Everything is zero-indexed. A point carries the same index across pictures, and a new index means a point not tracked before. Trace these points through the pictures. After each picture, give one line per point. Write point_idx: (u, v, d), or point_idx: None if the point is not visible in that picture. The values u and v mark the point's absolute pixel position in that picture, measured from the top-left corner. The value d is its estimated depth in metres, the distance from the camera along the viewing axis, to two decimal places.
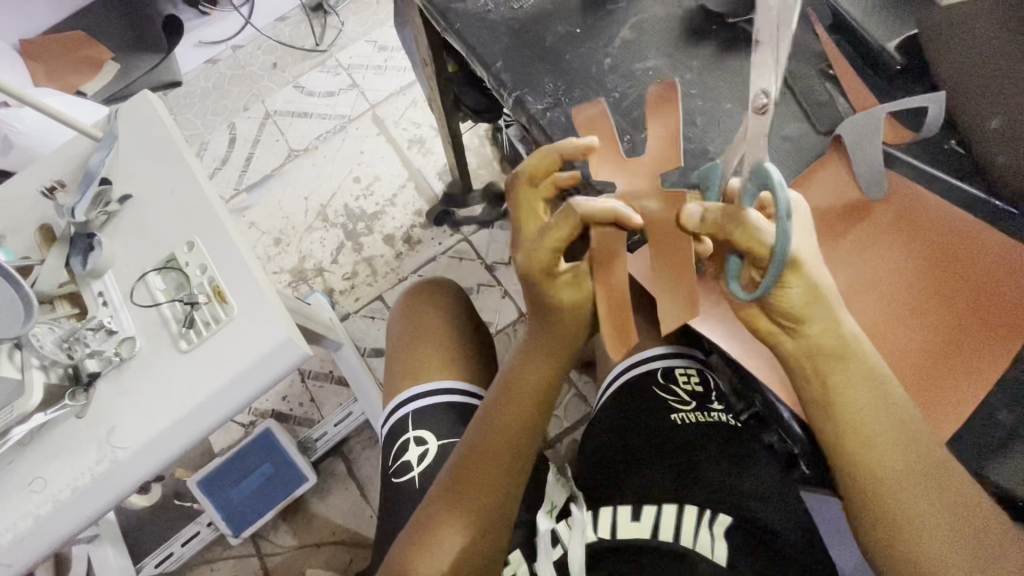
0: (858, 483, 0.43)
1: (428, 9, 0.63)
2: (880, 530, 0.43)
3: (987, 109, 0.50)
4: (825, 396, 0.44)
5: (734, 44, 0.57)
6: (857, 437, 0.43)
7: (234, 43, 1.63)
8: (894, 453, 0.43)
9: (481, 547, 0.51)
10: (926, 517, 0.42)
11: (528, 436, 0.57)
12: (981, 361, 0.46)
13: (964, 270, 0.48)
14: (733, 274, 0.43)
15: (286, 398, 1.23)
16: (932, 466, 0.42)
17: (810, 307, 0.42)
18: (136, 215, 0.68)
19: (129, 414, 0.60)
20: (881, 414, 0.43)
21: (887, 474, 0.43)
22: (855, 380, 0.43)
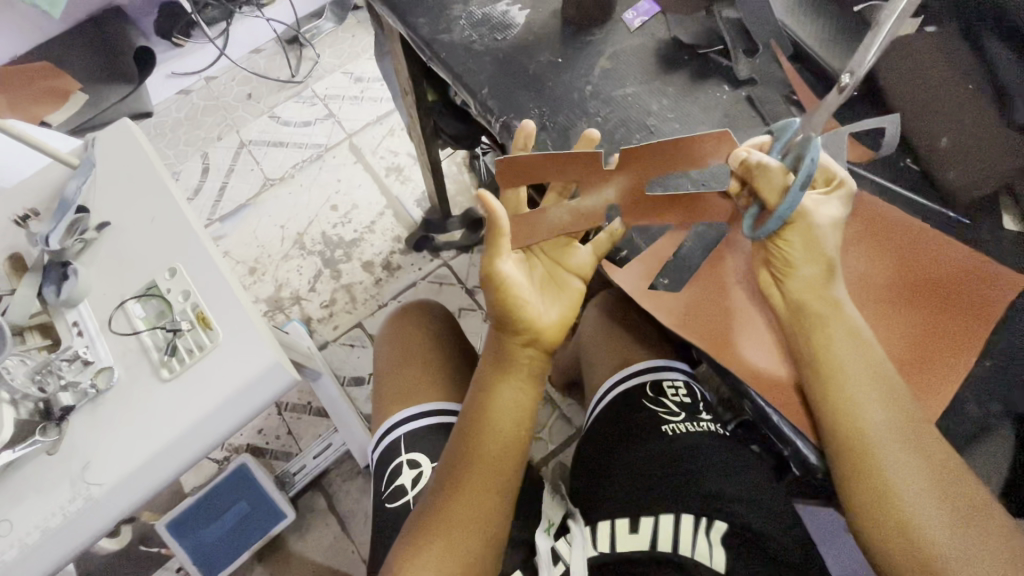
0: (845, 451, 0.44)
1: (413, 38, 0.65)
2: (867, 497, 0.43)
3: (937, 128, 0.52)
4: (813, 368, 0.46)
5: (707, 73, 0.59)
6: (842, 405, 0.45)
7: (208, 74, 1.64)
8: (880, 423, 0.44)
9: (480, 560, 0.49)
10: (910, 481, 0.43)
11: (509, 450, 0.53)
12: (961, 345, 0.47)
13: (938, 259, 0.50)
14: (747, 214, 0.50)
15: (262, 432, 1.19)
16: (914, 435, 0.44)
17: (807, 264, 0.47)
18: (116, 242, 0.67)
19: (105, 448, 0.57)
20: (863, 382, 0.45)
21: (872, 439, 0.44)
22: (839, 345, 0.46)
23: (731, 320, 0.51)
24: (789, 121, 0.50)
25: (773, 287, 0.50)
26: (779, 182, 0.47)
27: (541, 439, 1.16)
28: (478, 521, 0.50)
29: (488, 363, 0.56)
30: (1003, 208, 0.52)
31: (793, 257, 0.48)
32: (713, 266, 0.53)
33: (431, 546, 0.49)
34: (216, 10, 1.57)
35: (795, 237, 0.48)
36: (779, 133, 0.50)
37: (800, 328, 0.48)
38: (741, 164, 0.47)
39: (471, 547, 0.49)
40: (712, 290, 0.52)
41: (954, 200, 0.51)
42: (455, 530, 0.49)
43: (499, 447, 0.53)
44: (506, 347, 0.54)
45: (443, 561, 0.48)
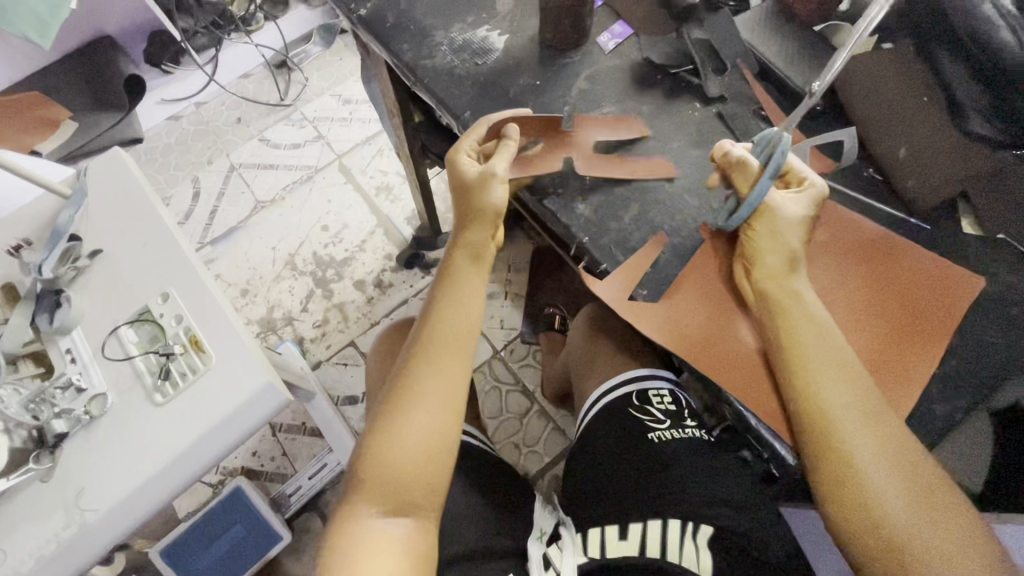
0: (809, 430, 0.46)
1: (397, 65, 0.68)
2: (832, 474, 0.44)
3: (895, 139, 0.54)
4: (781, 355, 0.48)
5: (680, 91, 0.62)
6: (806, 386, 0.47)
7: (198, 99, 1.67)
8: (843, 403, 0.46)
9: (441, 441, 0.52)
10: (873, 459, 0.44)
11: (463, 332, 0.56)
12: (920, 339, 0.49)
13: (900, 260, 0.52)
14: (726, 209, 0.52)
15: (256, 454, 1.19)
16: (878, 416, 0.45)
17: (773, 254, 0.50)
18: (108, 269, 0.68)
19: (99, 474, 0.58)
20: (827, 365, 0.47)
21: (835, 418, 0.45)
22: (804, 334, 0.48)
23: (709, 323, 0.52)
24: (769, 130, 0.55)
25: (744, 280, 0.52)
26: (753, 173, 0.51)
27: (535, 452, 1.19)
28: (437, 403, 0.53)
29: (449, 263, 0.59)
30: (961, 218, 0.53)
31: (760, 247, 0.50)
32: (694, 272, 0.54)
33: (393, 429, 0.52)
34: (204, 37, 1.59)
35: (763, 228, 0.51)
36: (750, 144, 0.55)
37: (767, 316, 0.49)
38: (722, 154, 0.53)
39: (432, 430, 0.52)
40: (696, 299, 0.53)
41: (915, 206, 0.54)
42: (415, 414, 0.52)
43: (457, 341, 0.55)
44: (468, 240, 0.58)
45: (405, 441, 0.51)
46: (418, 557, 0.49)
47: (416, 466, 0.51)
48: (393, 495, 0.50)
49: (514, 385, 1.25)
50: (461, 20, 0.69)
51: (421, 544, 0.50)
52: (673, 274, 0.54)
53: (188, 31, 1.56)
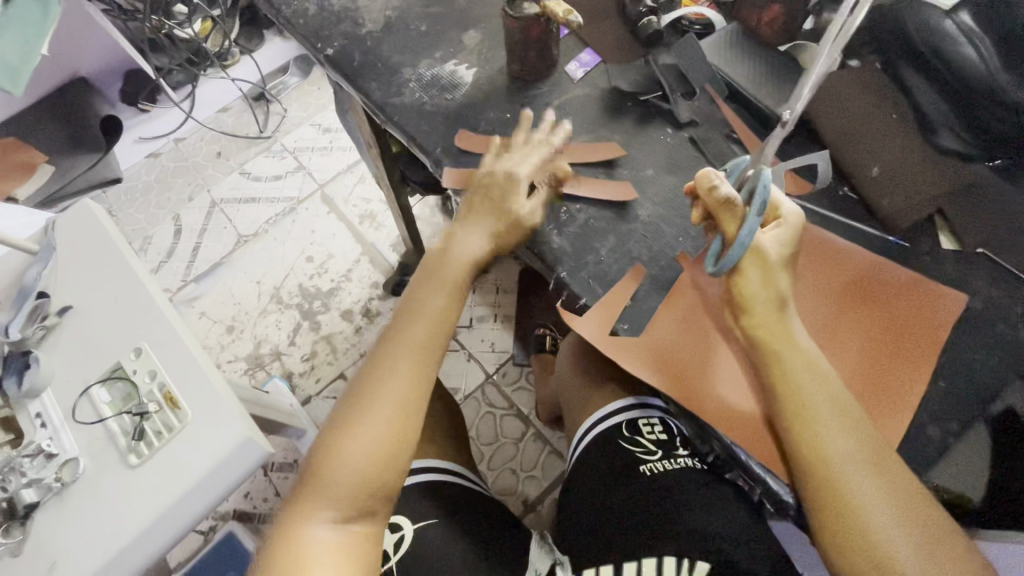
0: (810, 478, 0.44)
1: (367, 103, 0.67)
2: (836, 521, 0.43)
3: (866, 158, 0.54)
4: (778, 402, 0.46)
5: (651, 117, 0.61)
6: (806, 430, 0.45)
7: (177, 136, 1.64)
8: (847, 451, 0.44)
9: (401, 429, 0.50)
10: (874, 502, 0.42)
11: (438, 311, 0.55)
12: (909, 372, 0.49)
13: (893, 295, 0.51)
14: (711, 253, 0.50)
15: (248, 496, 1.16)
16: (877, 459, 0.44)
17: (761, 298, 0.48)
18: (79, 326, 0.66)
19: (72, 545, 0.56)
20: (826, 408, 0.45)
21: (835, 463, 0.44)
22: (799, 379, 0.46)
23: (696, 356, 0.51)
24: (738, 159, 0.53)
25: (735, 324, 0.50)
26: (738, 213, 0.48)
27: (534, 476, 1.17)
28: (394, 386, 0.51)
29: (435, 241, 0.59)
30: (939, 231, 0.53)
31: (750, 293, 0.48)
32: (678, 307, 0.52)
33: (350, 426, 0.49)
34: (181, 74, 1.58)
35: (751, 273, 0.48)
36: (731, 172, 0.52)
37: (760, 361, 0.48)
38: (707, 189, 0.49)
39: (393, 417, 0.50)
40: (688, 341, 0.52)
41: (892, 223, 0.53)
42: (371, 398, 0.50)
43: (428, 321, 0.54)
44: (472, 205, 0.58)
45: (363, 431, 0.49)
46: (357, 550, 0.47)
47: (375, 460, 0.49)
48: (350, 487, 0.48)
49: (509, 409, 1.23)
50: (429, 55, 0.68)
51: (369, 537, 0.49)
52: (653, 305, 0.53)
53: (162, 68, 1.54)
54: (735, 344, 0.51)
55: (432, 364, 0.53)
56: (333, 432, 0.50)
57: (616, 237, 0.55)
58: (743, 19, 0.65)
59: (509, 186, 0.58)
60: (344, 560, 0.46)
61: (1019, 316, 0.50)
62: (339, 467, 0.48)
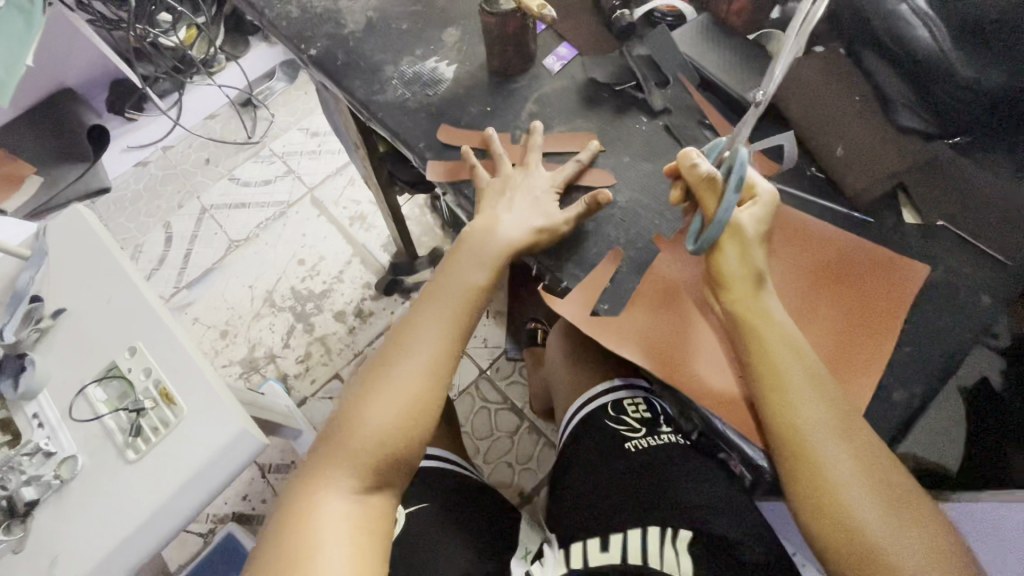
0: (783, 445, 0.47)
1: (351, 101, 0.69)
2: (806, 485, 0.45)
3: (832, 138, 0.56)
4: (755, 373, 0.48)
5: (627, 107, 0.63)
6: (781, 399, 0.47)
7: (164, 144, 1.66)
8: (818, 419, 0.46)
9: (415, 415, 0.51)
10: (842, 467, 0.44)
11: (464, 298, 0.56)
12: (874, 345, 0.51)
13: (862, 269, 0.53)
14: (692, 231, 0.52)
15: (246, 498, 1.17)
16: (845, 427, 0.46)
17: (736, 274, 0.51)
18: (73, 328, 0.67)
19: (73, 540, 0.57)
20: (800, 379, 0.47)
21: (807, 430, 0.46)
22: (773, 352, 0.48)
23: (674, 332, 0.53)
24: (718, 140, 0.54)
25: (716, 301, 0.53)
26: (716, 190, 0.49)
27: (529, 467, 1.19)
28: (411, 373, 0.52)
29: (477, 219, 0.58)
30: (901, 207, 0.56)
31: (727, 269, 0.51)
32: (657, 285, 0.55)
33: (354, 411, 0.51)
34: (167, 82, 1.60)
35: (729, 247, 0.51)
36: (708, 151, 0.55)
37: (737, 335, 0.50)
38: (689, 166, 0.50)
39: (411, 401, 0.51)
40: (670, 318, 0.54)
41: (857, 201, 0.56)
42: (386, 383, 0.52)
43: (455, 307, 0.55)
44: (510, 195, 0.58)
45: (365, 414, 0.50)
46: (371, 530, 0.48)
47: (376, 445, 0.50)
48: (351, 470, 0.49)
49: (503, 403, 1.25)
50: (410, 53, 0.70)
51: (384, 517, 0.50)
52: (632, 286, 0.55)
53: (148, 77, 1.56)
54: (715, 320, 0.53)
55: (453, 354, 0.54)
56: (337, 415, 0.52)
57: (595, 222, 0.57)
58: (713, 10, 0.67)
59: (490, 177, 0.60)
60: (355, 530, 0.47)
61: (978, 285, 0.52)
62: (342, 449, 0.50)
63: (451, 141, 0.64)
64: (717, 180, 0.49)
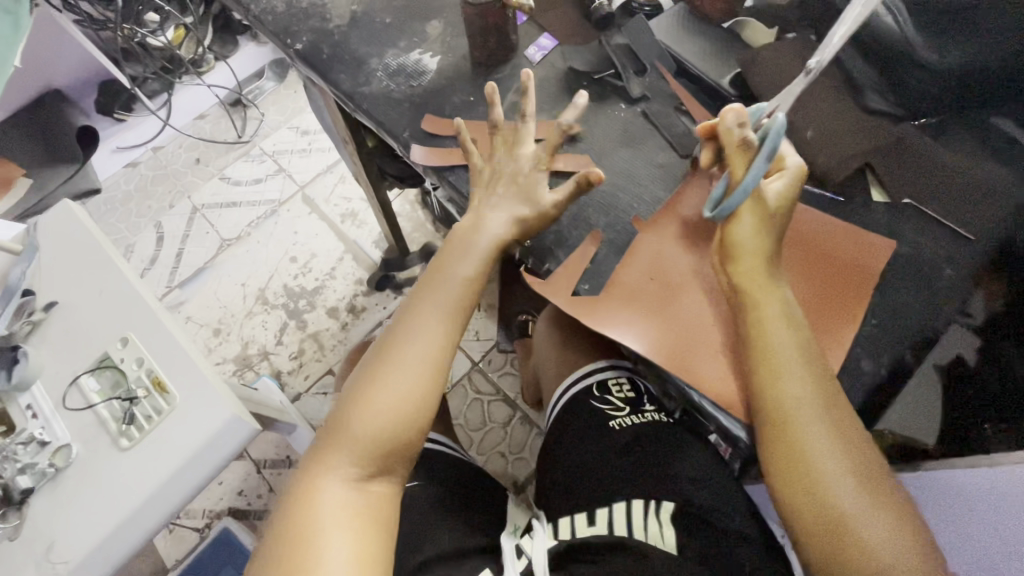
0: (767, 417, 0.47)
1: (336, 93, 0.70)
2: (785, 458, 0.46)
3: (803, 121, 0.59)
4: (749, 345, 0.49)
5: (606, 95, 0.65)
6: (770, 373, 0.48)
7: (154, 144, 1.65)
8: (803, 397, 0.47)
9: (412, 409, 0.52)
10: (822, 444, 0.45)
11: (461, 292, 0.56)
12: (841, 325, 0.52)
13: (835, 245, 0.55)
14: (716, 194, 0.52)
15: (242, 493, 1.18)
16: (830, 407, 0.46)
17: (746, 244, 0.51)
18: (65, 321, 0.68)
19: (68, 527, 0.58)
20: (793, 356, 0.48)
21: (792, 406, 0.46)
22: (770, 328, 0.49)
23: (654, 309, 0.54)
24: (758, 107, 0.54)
25: (721, 271, 0.53)
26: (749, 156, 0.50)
27: (522, 458, 1.20)
28: (409, 367, 0.52)
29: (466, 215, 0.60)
30: (870, 185, 0.58)
31: (740, 239, 0.51)
32: (641, 265, 0.56)
33: (353, 403, 0.52)
34: (156, 82, 1.60)
35: (747, 218, 0.51)
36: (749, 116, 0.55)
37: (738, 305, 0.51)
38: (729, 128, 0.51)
39: (409, 395, 0.52)
40: (660, 296, 0.54)
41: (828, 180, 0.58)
42: (384, 376, 0.52)
43: (452, 301, 0.55)
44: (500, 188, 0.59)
45: (362, 408, 0.51)
46: (364, 513, 0.49)
47: (373, 438, 0.50)
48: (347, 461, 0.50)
49: (495, 395, 1.26)
50: (394, 46, 0.71)
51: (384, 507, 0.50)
52: (612, 266, 0.56)
53: (137, 77, 1.57)
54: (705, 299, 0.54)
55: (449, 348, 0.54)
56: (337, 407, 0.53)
57: (575, 207, 0.59)
58: None
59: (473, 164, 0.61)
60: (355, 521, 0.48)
61: (941, 259, 0.54)
62: (341, 440, 0.50)
63: (435, 130, 0.65)
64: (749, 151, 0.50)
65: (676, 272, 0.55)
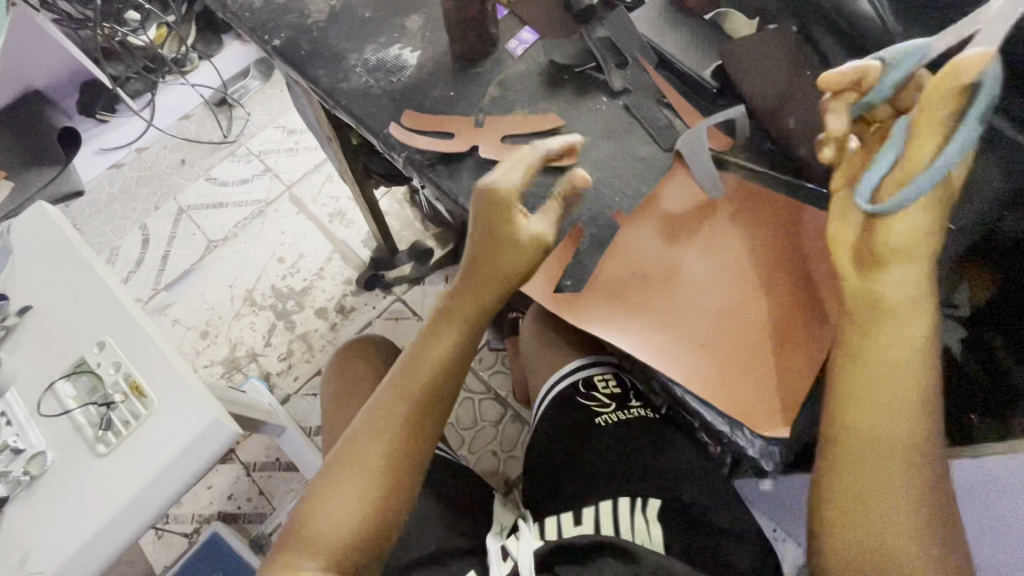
0: (846, 440, 0.43)
1: (315, 90, 0.68)
2: (853, 489, 0.42)
3: (783, 112, 0.57)
4: (852, 362, 0.43)
5: (588, 89, 0.64)
6: (864, 397, 0.42)
7: (138, 145, 1.62)
8: (901, 435, 0.41)
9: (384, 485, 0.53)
10: (898, 489, 0.41)
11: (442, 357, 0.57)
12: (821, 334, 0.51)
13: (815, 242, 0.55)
14: (876, 176, 0.43)
15: (232, 497, 1.17)
16: (926, 456, 0.41)
17: (901, 246, 0.43)
18: (40, 325, 0.67)
19: (43, 535, 0.57)
20: (902, 390, 0.42)
21: (883, 439, 0.41)
22: (890, 352, 0.42)
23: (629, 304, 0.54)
24: (915, 45, 0.43)
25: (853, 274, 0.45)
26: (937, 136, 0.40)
27: (513, 455, 1.20)
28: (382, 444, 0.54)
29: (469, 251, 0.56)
30: None
31: (896, 240, 0.43)
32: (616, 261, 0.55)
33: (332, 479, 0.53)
34: (138, 82, 1.57)
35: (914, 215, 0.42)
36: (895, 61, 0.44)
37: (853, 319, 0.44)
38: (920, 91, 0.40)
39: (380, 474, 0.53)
40: (635, 291, 0.54)
41: (809, 172, 0.57)
42: (360, 449, 0.54)
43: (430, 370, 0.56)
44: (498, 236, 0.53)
45: (336, 487, 0.53)
46: None
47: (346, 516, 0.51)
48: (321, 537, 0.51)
49: (486, 393, 1.26)
50: (374, 41, 0.70)
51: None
52: (594, 261, 0.56)
53: (118, 77, 1.55)
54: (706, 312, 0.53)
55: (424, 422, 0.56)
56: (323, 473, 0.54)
57: None
58: None
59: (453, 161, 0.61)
60: None
61: None
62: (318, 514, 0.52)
63: (414, 126, 0.64)
64: (959, 100, 0.38)
65: (653, 263, 0.55)
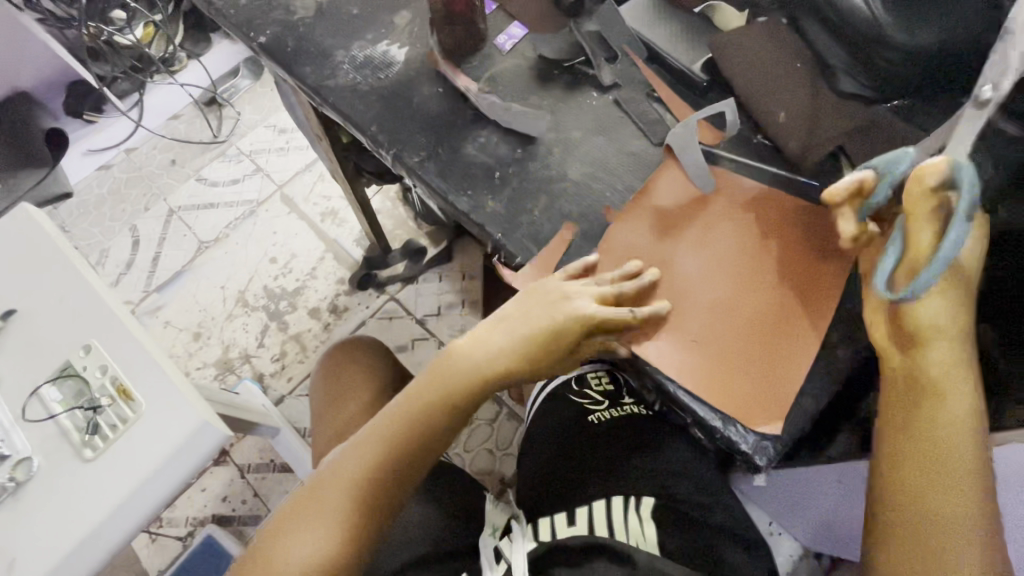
0: (901, 482, 0.41)
1: (302, 88, 0.68)
2: (916, 537, 0.40)
3: (773, 104, 0.57)
4: (907, 410, 0.42)
5: (577, 84, 0.63)
6: (918, 439, 0.41)
7: (127, 145, 1.60)
8: (960, 482, 0.40)
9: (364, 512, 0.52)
10: (964, 536, 0.38)
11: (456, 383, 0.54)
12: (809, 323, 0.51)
13: (809, 237, 0.54)
14: (884, 271, 0.44)
15: (226, 499, 1.16)
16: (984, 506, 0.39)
17: (940, 320, 0.41)
18: (24, 328, 0.66)
19: (29, 541, 0.56)
20: (960, 437, 0.40)
21: (942, 484, 0.40)
22: (947, 400, 0.41)
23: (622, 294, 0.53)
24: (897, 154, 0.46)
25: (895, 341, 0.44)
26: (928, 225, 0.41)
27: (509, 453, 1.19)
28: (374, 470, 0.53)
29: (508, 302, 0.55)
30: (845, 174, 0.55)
31: (934, 319, 0.41)
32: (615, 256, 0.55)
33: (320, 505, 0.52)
34: (126, 82, 1.55)
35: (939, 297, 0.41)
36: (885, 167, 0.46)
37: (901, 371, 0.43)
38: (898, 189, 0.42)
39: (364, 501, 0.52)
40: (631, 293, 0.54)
41: (801, 164, 0.56)
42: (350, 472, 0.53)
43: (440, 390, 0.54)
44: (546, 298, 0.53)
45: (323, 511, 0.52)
46: None
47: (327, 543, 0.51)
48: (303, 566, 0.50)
49: None
50: (361, 37, 0.69)
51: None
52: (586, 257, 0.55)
53: (105, 77, 1.53)
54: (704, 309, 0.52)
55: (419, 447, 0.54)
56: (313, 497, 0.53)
57: (545, 199, 0.58)
58: None
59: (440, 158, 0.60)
60: None
61: None
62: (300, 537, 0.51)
63: (402, 123, 0.63)
64: (941, 195, 0.41)
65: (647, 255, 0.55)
